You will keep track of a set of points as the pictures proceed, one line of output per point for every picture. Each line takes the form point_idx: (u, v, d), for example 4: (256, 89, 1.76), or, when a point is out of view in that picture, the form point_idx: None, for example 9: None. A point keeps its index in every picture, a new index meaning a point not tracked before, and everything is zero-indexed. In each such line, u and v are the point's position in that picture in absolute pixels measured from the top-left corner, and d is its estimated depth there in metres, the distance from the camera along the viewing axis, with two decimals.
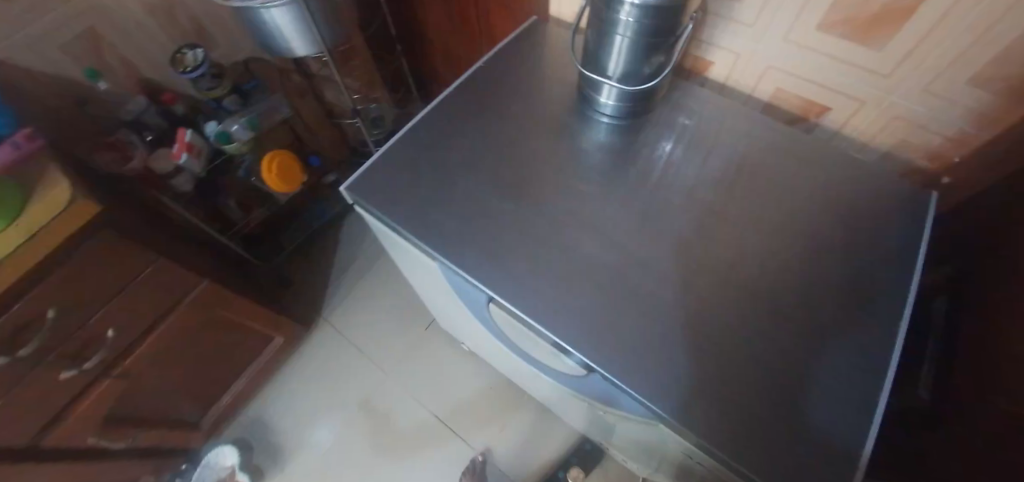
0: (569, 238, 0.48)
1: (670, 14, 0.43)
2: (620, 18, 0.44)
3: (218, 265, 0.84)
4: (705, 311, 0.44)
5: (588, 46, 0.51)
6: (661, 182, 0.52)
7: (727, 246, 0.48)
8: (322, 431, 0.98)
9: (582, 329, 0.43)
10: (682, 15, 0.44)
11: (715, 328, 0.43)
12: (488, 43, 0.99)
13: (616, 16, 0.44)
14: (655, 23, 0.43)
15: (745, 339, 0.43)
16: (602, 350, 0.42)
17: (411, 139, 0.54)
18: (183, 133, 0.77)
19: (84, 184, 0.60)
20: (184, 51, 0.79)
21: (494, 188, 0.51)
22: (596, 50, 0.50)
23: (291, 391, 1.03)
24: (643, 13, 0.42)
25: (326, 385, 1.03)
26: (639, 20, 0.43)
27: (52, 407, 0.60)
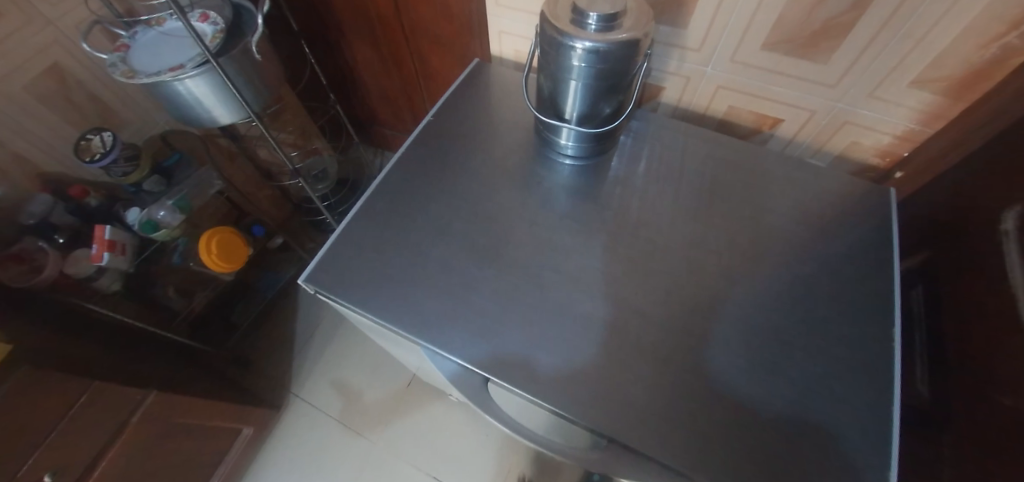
0: (558, 297, 0.45)
1: (624, 56, 0.42)
2: (573, 66, 0.43)
3: (166, 365, 0.74)
4: (712, 351, 0.43)
5: (543, 92, 0.49)
6: (639, 219, 0.51)
7: (715, 277, 0.47)
8: None
9: (592, 396, 0.40)
10: (635, 55, 0.43)
11: (724, 370, 0.41)
12: (429, 78, 0.96)
13: (569, 64, 0.43)
14: (610, 67, 0.43)
15: (756, 376, 0.41)
16: (619, 418, 0.39)
17: (369, 214, 0.50)
18: (100, 230, 0.67)
19: None
20: (89, 136, 0.70)
21: (469, 254, 0.47)
22: (552, 95, 0.48)
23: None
24: (596, 58, 0.42)
25: (306, 467, 0.93)
26: (593, 65, 0.42)
27: None
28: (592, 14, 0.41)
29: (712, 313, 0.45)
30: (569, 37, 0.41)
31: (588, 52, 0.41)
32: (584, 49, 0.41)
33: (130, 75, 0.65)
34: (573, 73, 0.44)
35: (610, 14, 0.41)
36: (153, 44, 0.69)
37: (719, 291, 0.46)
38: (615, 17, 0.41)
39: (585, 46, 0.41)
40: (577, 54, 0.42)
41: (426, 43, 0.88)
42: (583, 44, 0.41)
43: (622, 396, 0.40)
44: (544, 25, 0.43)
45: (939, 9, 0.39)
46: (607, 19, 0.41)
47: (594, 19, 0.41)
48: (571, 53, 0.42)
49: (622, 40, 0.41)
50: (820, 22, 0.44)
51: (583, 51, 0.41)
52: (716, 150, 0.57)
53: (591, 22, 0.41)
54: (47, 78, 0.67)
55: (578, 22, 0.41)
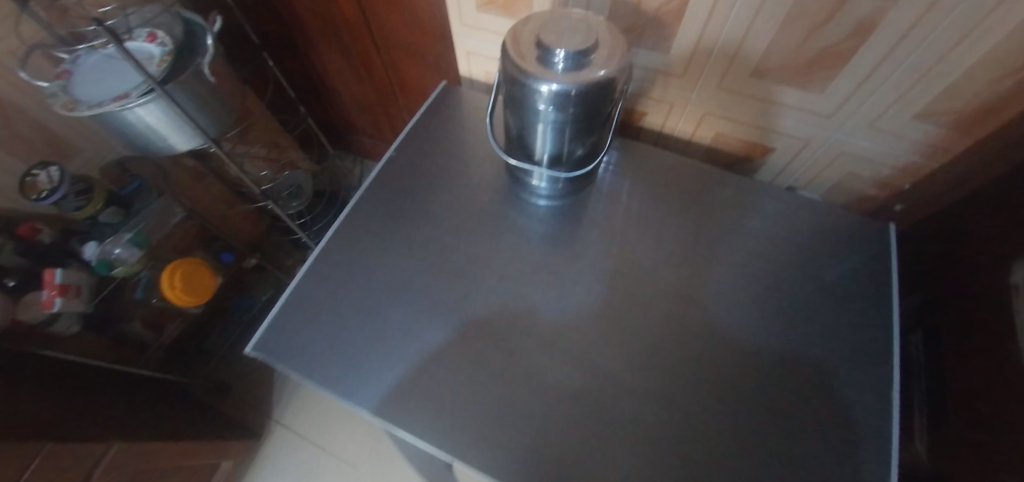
0: (528, 361, 0.41)
1: (597, 97, 0.38)
2: (540, 108, 0.39)
3: (134, 406, 0.71)
4: (694, 420, 0.39)
5: (511, 129, 0.45)
6: (621, 267, 0.47)
7: (700, 331, 0.43)
8: None
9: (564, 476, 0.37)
10: (610, 94, 0.38)
11: (708, 441, 0.38)
12: (404, 88, 0.90)
13: (535, 106, 0.39)
14: (582, 110, 0.38)
15: (746, 452, 0.37)
16: None
17: (324, 266, 0.46)
18: (51, 274, 0.63)
19: None
20: (34, 172, 0.65)
21: (432, 313, 0.44)
22: (520, 135, 0.44)
23: None
24: (565, 101, 0.37)
25: None
26: (562, 108, 0.38)
27: None
28: (559, 53, 0.36)
29: (699, 372, 0.41)
30: (533, 79, 0.36)
31: (556, 95, 0.37)
32: (551, 91, 0.36)
33: (70, 107, 0.60)
34: (541, 115, 0.39)
35: (580, 51, 0.36)
36: (96, 69, 0.64)
37: (706, 347, 0.43)
38: (585, 54, 0.36)
39: (552, 88, 0.36)
40: (543, 97, 0.37)
41: (398, 52, 0.82)
42: (550, 87, 0.36)
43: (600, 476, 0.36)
44: (506, 63, 0.38)
45: (950, 40, 0.34)
46: (576, 56, 0.36)
47: (561, 57, 0.36)
48: (536, 95, 0.37)
49: (594, 82, 0.36)
50: (817, 50, 0.39)
51: (550, 94, 0.37)
52: (709, 183, 0.52)
53: (559, 61, 0.36)
54: None
55: (543, 61, 0.37)
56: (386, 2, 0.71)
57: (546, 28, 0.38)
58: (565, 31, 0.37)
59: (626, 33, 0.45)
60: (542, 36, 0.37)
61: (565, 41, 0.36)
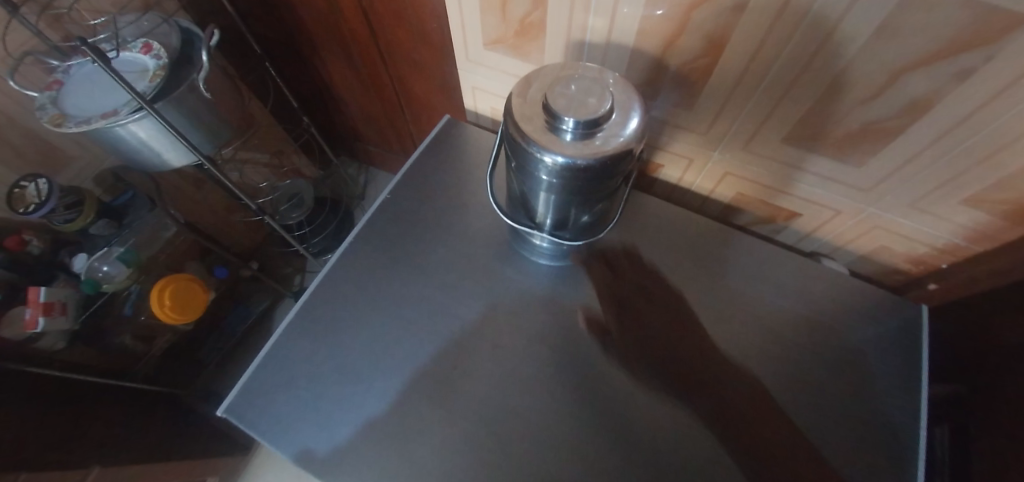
0: (517, 442, 0.39)
1: (607, 172, 0.34)
2: (543, 177, 0.35)
3: (122, 422, 0.70)
4: None
5: (514, 187, 0.42)
6: (625, 344, 0.44)
7: (706, 419, 0.40)
8: None
9: None
10: (623, 167, 0.35)
11: None
12: (411, 104, 0.87)
13: (538, 173, 0.35)
14: (589, 182, 0.35)
15: None
16: None
17: (305, 322, 0.44)
18: (35, 292, 0.61)
19: None
20: (23, 184, 0.63)
21: (419, 381, 0.42)
22: (523, 195, 0.41)
23: None
24: (570, 174, 0.34)
25: None
26: (568, 180, 0.35)
27: None
28: (568, 121, 0.32)
29: (700, 467, 0.38)
30: (537, 149, 0.33)
31: (561, 167, 0.33)
32: (556, 163, 0.33)
33: (58, 122, 0.57)
34: (545, 183, 0.36)
35: (591, 121, 0.32)
36: (88, 81, 0.61)
37: (712, 438, 0.39)
38: (597, 125, 0.33)
39: (557, 161, 0.33)
40: (547, 168, 0.34)
41: (405, 68, 0.77)
42: (554, 160, 0.33)
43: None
44: (510, 124, 0.35)
45: (1013, 132, 0.30)
46: (587, 127, 0.32)
47: (570, 127, 0.32)
48: (540, 165, 0.34)
49: (604, 156, 0.33)
50: (859, 125, 0.35)
51: (554, 166, 0.33)
52: (719, 249, 0.49)
53: (567, 131, 0.33)
54: None
55: (550, 128, 0.33)
56: (394, 17, 0.67)
57: (557, 90, 0.34)
58: (577, 94, 0.34)
59: (644, 88, 0.42)
60: (551, 100, 0.33)
61: (575, 109, 0.33)
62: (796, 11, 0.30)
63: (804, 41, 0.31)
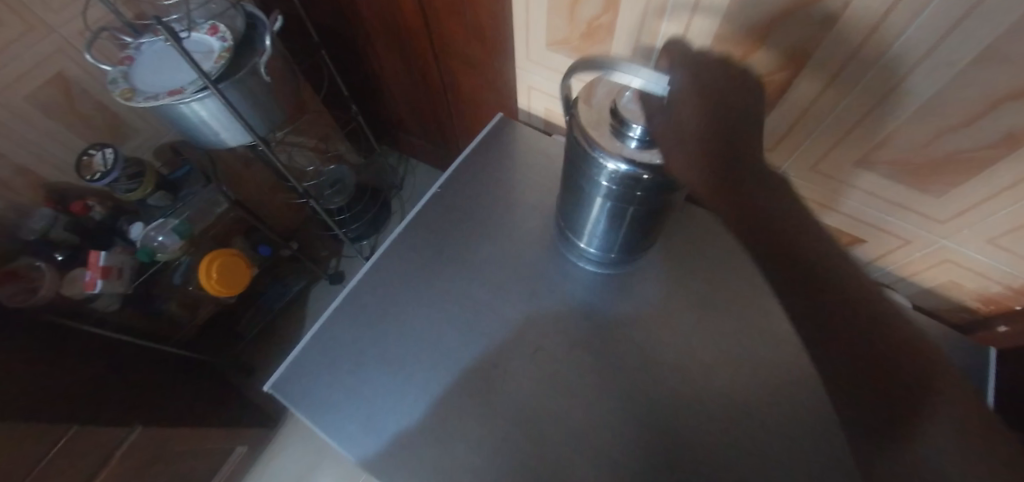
0: (556, 448, 0.39)
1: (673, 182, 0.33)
2: (603, 183, 0.35)
3: (163, 385, 0.72)
4: None
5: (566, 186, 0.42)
6: (667, 361, 0.42)
7: (759, 447, 0.38)
8: None
9: None
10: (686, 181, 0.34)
11: None
12: (456, 98, 0.87)
13: (598, 179, 0.35)
14: (651, 192, 0.34)
15: None
16: None
17: (351, 310, 0.45)
18: (94, 257, 0.65)
19: None
20: (90, 152, 0.67)
21: (462, 377, 0.42)
22: (575, 196, 0.41)
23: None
24: (632, 182, 0.33)
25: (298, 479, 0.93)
26: (628, 188, 0.34)
27: None
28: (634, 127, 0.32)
29: None
30: (602, 155, 0.32)
31: (623, 174, 0.33)
32: (617, 171, 0.33)
33: (128, 97, 0.60)
34: (603, 188, 0.36)
35: (659, 131, 0.31)
36: (156, 58, 0.64)
37: (758, 461, 0.38)
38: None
39: (620, 168, 0.32)
40: (608, 174, 0.33)
41: (454, 61, 0.77)
42: (617, 166, 0.32)
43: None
44: (574, 129, 0.35)
45: None
46: (654, 136, 0.32)
47: (637, 134, 0.32)
48: (601, 171, 0.34)
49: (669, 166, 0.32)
50: (941, 154, 0.33)
51: (616, 172, 0.33)
52: None
53: (633, 138, 0.32)
54: (50, 87, 0.65)
55: (615, 134, 0.33)
56: (448, 12, 0.67)
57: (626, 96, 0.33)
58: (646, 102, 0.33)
59: None
60: (619, 106, 0.33)
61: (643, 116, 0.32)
62: (882, 33, 0.28)
63: (890, 64, 0.30)
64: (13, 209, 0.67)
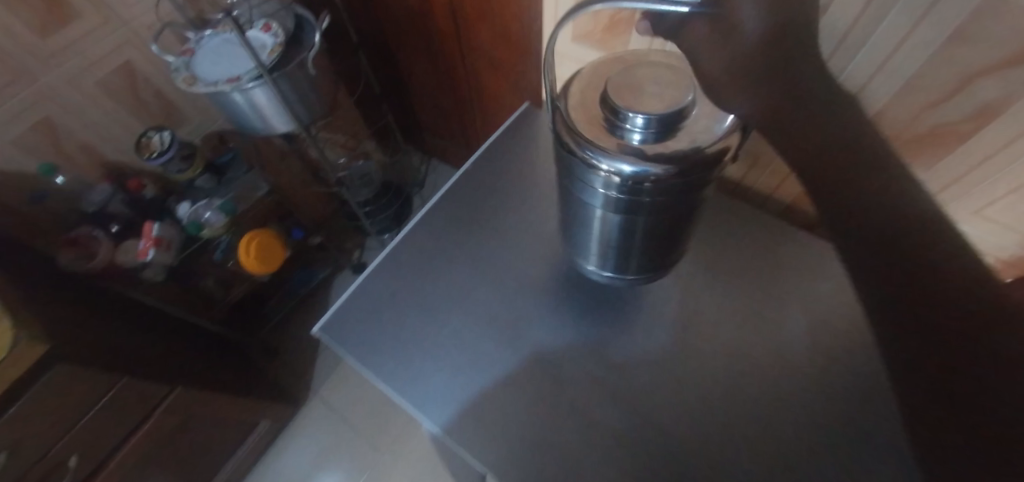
0: (571, 389, 0.44)
1: (691, 180, 0.29)
2: (604, 190, 0.31)
3: (200, 353, 0.78)
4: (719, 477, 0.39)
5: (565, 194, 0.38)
6: (674, 319, 0.47)
7: (753, 397, 0.42)
8: None
9: None
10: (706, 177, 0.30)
11: None
12: (479, 97, 0.93)
13: (598, 186, 0.31)
14: (664, 195, 0.30)
15: None
16: None
17: (392, 268, 0.52)
18: (149, 227, 0.72)
19: (47, 306, 0.57)
20: (149, 134, 0.74)
21: (489, 328, 0.48)
22: (578, 207, 0.37)
23: (279, 462, 0.96)
24: (638, 184, 0.29)
25: (316, 454, 0.96)
26: (633, 194, 0.30)
27: None
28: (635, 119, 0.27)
29: (737, 435, 0.41)
30: (598, 156, 0.28)
31: (628, 178, 0.28)
32: (617, 175, 0.29)
33: (190, 83, 0.67)
34: (604, 195, 0.32)
35: (662, 118, 0.27)
36: (214, 50, 0.71)
37: (750, 409, 0.42)
38: (674, 121, 0.28)
39: (622, 170, 0.28)
40: (608, 179, 0.29)
41: (481, 62, 0.83)
42: (619, 169, 0.28)
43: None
44: (562, 131, 0.31)
45: None
46: (656, 130, 0.28)
47: (639, 126, 0.28)
48: (599, 176, 0.30)
49: (677, 162, 0.27)
50: (928, 126, 0.37)
51: (619, 176, 0.29)
52: (780, 243, 0.50)
53: (634, 132, 0.28)
54: (118, 74, 0.72)
55: (611, 131, 0.29)
56: (477, 15, 0.73)
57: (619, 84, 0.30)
58: (640, 85, 0.29)
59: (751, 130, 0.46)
60: (612, 95, 0.29)
61: (643, 103, 0.28)
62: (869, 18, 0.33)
63: (876, 47, 0.35)
64: (78, 183, 0.75)
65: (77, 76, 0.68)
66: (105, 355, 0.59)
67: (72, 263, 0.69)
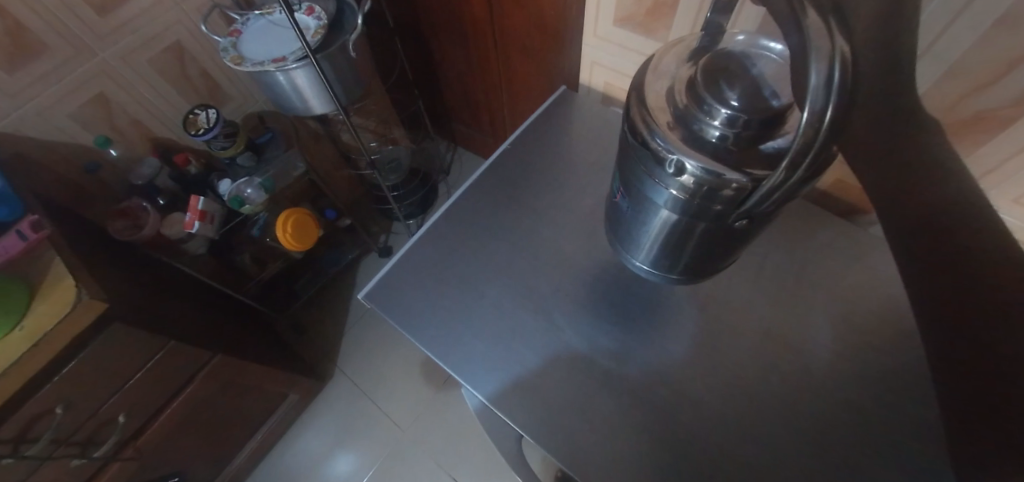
0: (605, 361, 0.46)
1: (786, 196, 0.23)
2: (670, 191, 0.27)
3: (238, 323, 0.81)
4: (743, 447, 0.41)
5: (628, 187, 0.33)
6: (711, 295, 0.49)
7: (782, 374, 0.44)
8: (340, 465, 0.97)
9: (608, 465, 0.42)
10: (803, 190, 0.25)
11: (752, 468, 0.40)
12: (509, 86, 0.95)
13: (664, 186, 0.27)
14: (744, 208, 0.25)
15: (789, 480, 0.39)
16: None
17: (433, 239, 0.54)
18: (195, 200, 0.75)
19: (104, 271, 0.60)
20: (196, 111, 0.76)
21: (525, 300, 0.50)
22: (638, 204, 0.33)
23: (306, 432, 1.00)
24: (711, 190, 0.24)
25: (340, 427, 1.00)
26: (702, 201, 0.26)
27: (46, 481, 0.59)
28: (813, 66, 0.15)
29: (763, 410, 0.42)
30: (669, 148, 0.25)
31: (699, 179, 0.24)
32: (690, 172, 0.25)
33: (238, 62, 0.70)
34: (669, 196, 0.28)
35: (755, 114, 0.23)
36: (259, 32, 0.73)
37: (777, 386, 0.43)
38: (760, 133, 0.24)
39: (693, 169, 0.24)
40: (679, 181, 0.26)
41: (513, 50, 0.84)
42: (693, 168, 0.24)
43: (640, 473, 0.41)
44: (633, 114, 0.28)
45: None
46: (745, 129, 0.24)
47: (721, 122, 0.24)
48: (669, 175, 0.26)
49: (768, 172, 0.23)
50: (972, 111, 0.38)
51: (689, 176, 0.25)
52: (814, 228, 0.51)
53: (714, 129, 0.24)
54: (168, 53, 0.76)
55: (686, 121, 0.25)
56: (513, 3, 0.74)
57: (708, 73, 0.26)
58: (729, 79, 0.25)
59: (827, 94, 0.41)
60: (698, 82, 0.25)
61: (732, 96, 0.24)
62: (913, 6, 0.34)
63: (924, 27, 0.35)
64: (129, 157, 0.79)
65: (131, 54, 0.71)
66: (155, 319, 0.61)
67: (121, 231, 0.73)
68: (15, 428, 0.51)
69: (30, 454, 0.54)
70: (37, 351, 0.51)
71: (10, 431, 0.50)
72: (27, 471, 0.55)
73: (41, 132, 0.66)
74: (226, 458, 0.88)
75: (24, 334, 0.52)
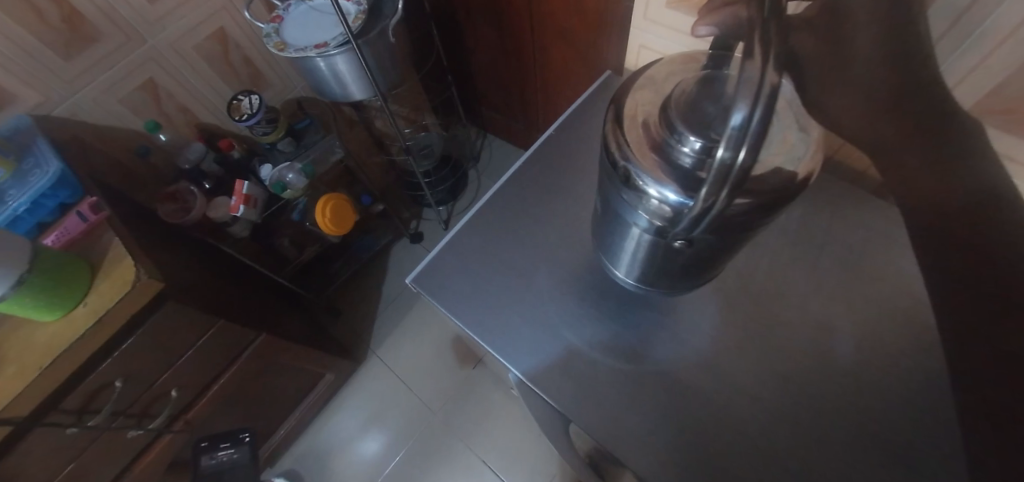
0: (652, 349, 0.46)
1: (763, 213, 0.25)
2: (646, 217, 0.27)
3: (278, 304, 0.84)
4: (797, 445, 0.40)
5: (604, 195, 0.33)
6: (765, 286, 0.47)
7: (838, 370, 0.42)
8: (370, 444, 0.99)
9: (655, 453, 0.41)
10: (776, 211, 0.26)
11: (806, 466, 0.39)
12: (543, 70, 0.92)
13: (637, 210, 0.27)
14: (724, 231, 0.26)
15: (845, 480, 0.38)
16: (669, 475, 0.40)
17: (477, 223, 0.55)
18: (240, 185, 0.77)
19: (163, 252, 0.63)
20: (239, 98, 0.77)
21: (572, 284, 0.50)
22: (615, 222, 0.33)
23: (340, 411, 1.03)
24: None
25: (372, 407, 1.03)
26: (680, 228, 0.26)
27: (104, 448, 0.62)
28: (737, 100, 0.16)
29: (819, 406, 0.41)
30: (645, 179, 0.25)
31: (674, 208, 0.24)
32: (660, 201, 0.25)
33: (281, 48, 0.70)
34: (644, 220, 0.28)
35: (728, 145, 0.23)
36: (301, 18, 0.74)
37: (836, 383, 0.41)
38: None
39: (667, 197, 0.24)
40: (652, 208, 0.26)
41: (549, 34, 0.82)
42: (663, 195, 0.24)
43: (693, 467, 0.40)
44: (612, 138, 0.28)
45: None
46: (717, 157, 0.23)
47: (693, 149, 0.24)
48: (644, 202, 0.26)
49: (755, 200, 0.24)
50: None
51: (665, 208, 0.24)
52: (870, 219, 0.49)
53: (686, 155, 0.24)
54: (212, 39, 0.77)
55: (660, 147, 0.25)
56: None
57: (688, 92, 0.25)
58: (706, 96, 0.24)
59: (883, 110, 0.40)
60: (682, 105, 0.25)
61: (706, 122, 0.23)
62: None
63: None
64: (176, 142, 0.82)
65: (178, 40, 0.73)
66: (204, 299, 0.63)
67: (170, 214, 0.75)
68: (78, 398, 0.54)
69: (89, 425, 0.57)
70: (103, 326, 0.54)
71: (74, 401, 0.53)
72: (88, 439, 0.59)
73: (97, 117, 0.69)
74: (267, 434, 0.91)
75: (86, 313, 0.55)
